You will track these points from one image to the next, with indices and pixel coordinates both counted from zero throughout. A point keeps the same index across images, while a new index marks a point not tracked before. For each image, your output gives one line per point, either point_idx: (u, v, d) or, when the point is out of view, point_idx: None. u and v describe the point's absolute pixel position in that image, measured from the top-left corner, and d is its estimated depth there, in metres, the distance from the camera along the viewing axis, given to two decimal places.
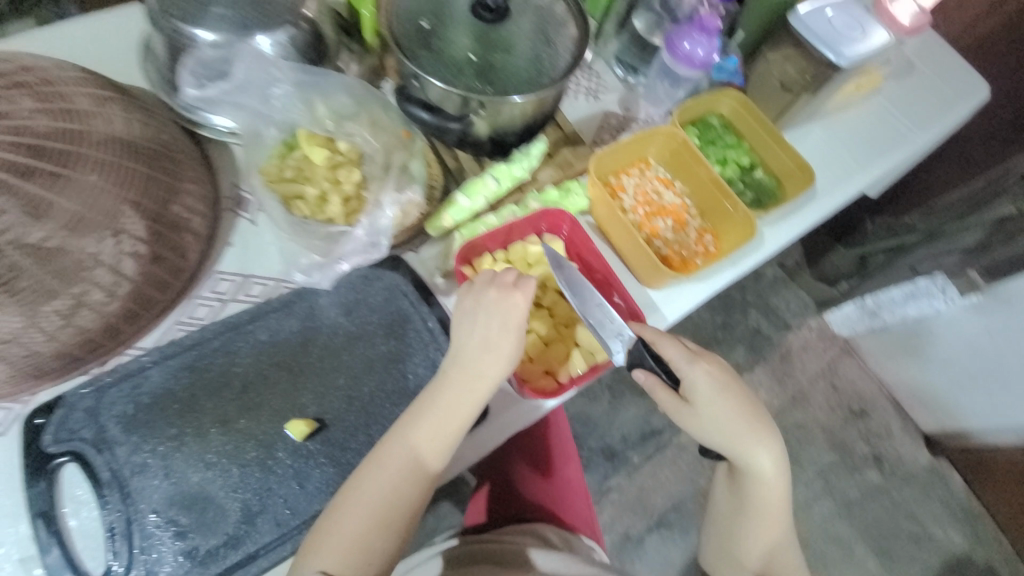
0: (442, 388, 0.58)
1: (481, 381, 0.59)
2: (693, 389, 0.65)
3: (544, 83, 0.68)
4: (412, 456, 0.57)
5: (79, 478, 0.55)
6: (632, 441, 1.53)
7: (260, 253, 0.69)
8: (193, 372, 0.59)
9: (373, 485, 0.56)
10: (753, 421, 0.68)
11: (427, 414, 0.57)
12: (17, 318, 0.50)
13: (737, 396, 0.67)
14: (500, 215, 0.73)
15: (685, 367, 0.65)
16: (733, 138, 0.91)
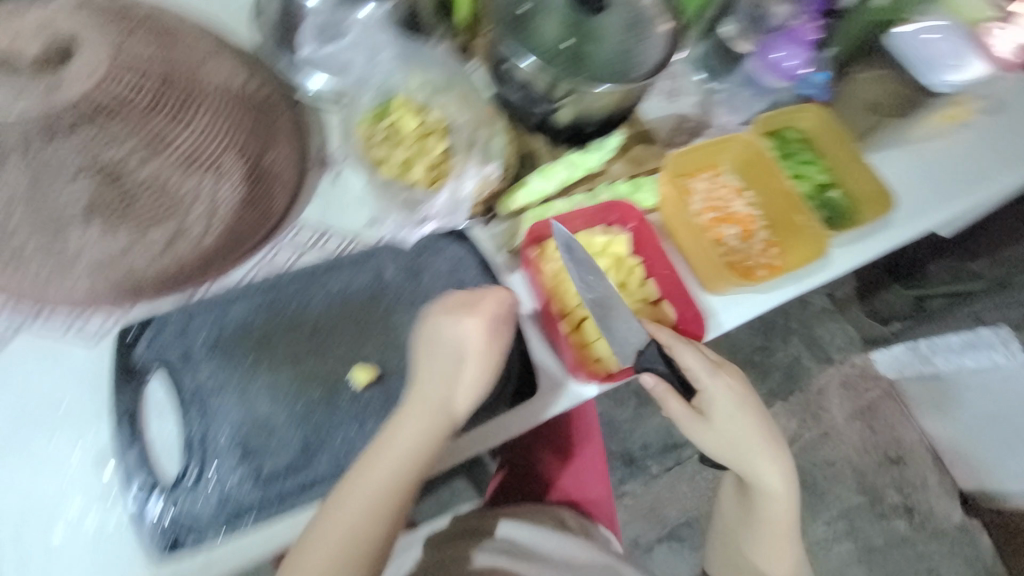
0: (427, 389, 0.58)
1: (472, 381, 0.59)
2: (710, 404, 0.68)
3: (631, 76, 0.67)
4: (397, 459, 0.56)
5: (161, 391, 0.59)
6: (653, 450, 1.52)
7: (338, 209, 0.72)
8: (270, 310, 0.63)
9: (358, 493, 0.55)
10: (767, 434, 0.70)
11: (412, 413, 0.57)
12: (128, 237, 0.57)
13: (751, 409, 0.69)
14: (570, 202, 0.74)
15: (701, 379, 0.66)
16: (811, 154, 0.88)
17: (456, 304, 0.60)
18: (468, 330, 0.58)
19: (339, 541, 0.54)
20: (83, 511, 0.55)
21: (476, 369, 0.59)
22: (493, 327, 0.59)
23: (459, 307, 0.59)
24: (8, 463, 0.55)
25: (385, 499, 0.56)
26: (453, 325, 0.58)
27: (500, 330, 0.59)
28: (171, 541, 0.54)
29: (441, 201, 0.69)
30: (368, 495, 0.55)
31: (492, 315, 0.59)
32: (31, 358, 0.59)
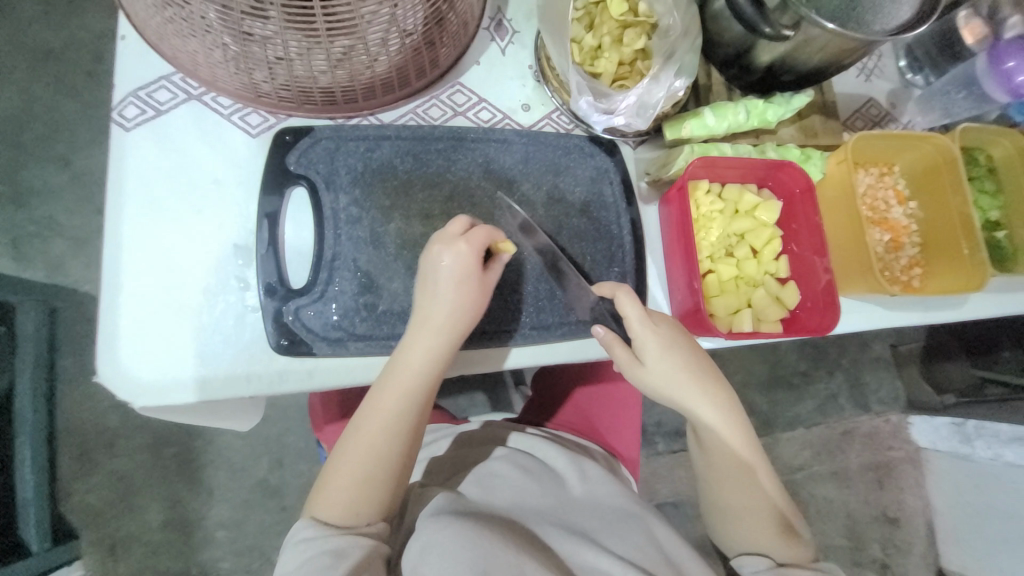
0: (437, 315, 0.55)
1: (459, 312, 0.55)
2: (663, 367, 0.60)
3: (870, 26, 0.58)
4: (418, 379, 0.55)
5: (305, 202, 0.61)
6: (665, 429, 1.29)
7: (499, 82, 0.68)
8: (415, 161, 0.62)
9: (384, 403, 0.55)
10: (700, 370, 0.61)
11: (428, 335, 0.55)
12: (296, 45, 0.49)
13: (704, 361, 0.62)
14: (735, 149, 0.68)
15: (640, 327, 0.59)
16: (993, 185, 0.78)
17: (443, 234, 0.56)
18: (441, 260, 0.54)
19: (371, 449, 0.55)
20: (216, 288, 0.56)
21: (471, 304, 0.56)
22: (471, 263, 0.55)
23: (441, 238, 0.56)
24: (154, 219, 0.57)
25: (405, 415, 0.56)
26: (434, 253, 0.55)
27: (477, 270, 0.56)
28: (289, 340, 0.55)
29: (628, 103, 0.59)
30: (391, 407, 0.55)
31: (467, 250, 0.55)
32: (189, 128, 0.60)
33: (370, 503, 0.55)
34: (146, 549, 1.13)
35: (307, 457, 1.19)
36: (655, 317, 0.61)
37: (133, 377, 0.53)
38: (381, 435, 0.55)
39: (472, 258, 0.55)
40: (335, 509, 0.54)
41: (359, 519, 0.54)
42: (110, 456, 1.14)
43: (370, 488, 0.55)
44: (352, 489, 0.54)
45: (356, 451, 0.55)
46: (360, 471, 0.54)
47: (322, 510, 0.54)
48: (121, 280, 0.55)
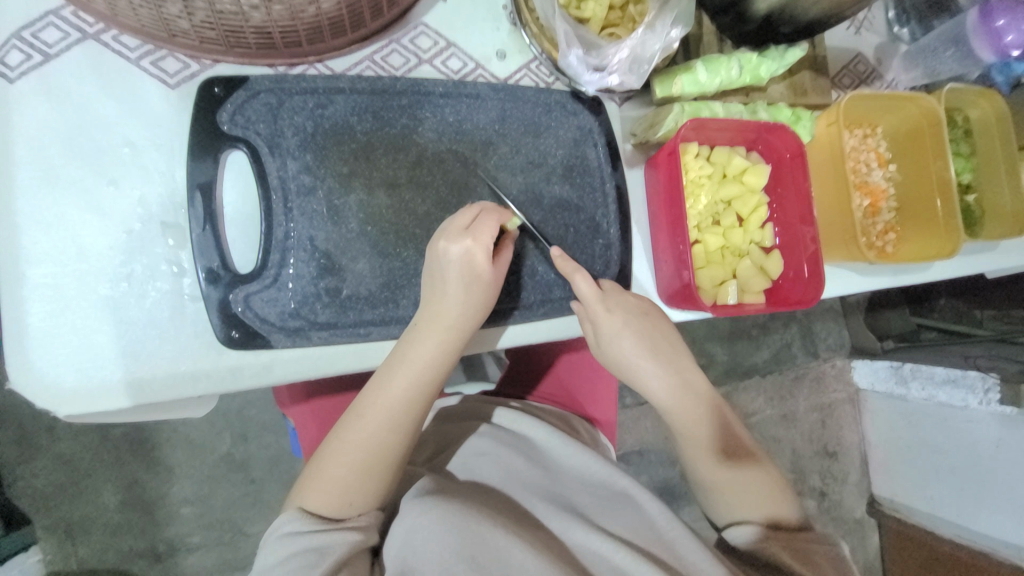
0: (447, 312, 0.51)
1: (471, 311, 0.52)
2: (617, 350, 0.60)
3: None
4: (422, 376, 0.52)
5: (243, 169, 0.52)
6: (633, 385, 1.30)
7: (470, 24, 0.59)
8: (375, 120, 0.54)
9: (385, 398, 0.52)
10: (656, 349, 0.61)
11: (436, 331, 0.52)
12: None
13: (657, 340, 0.61)
14: (726, 109, 0.64)
15: (593, 308, 0.58)
16: (966, 149, 0.78)
17: (452, 224, 0.51)
18: (453, 253, 0.50)
19: (370, 443, 0.52)
20: (145, 274, 0.48)
21: (482, 302, 0.53)
22: (484, 259, 0.51)
23: (451, 228, 0.51)
24: (55, 193, 0.47)
25: (407, 413, 0.53)
26: (445, 244, 0.50)
27: (490, 266, 0.52)
28: (241, 333, 0.49)
29: (621, 57, 0.52)
30: (393, 404, 0.52)
31: (482, 244, 0.50)
32: (87, 77, 0.49)
33: (364, 496, 0.52)
34: (105, 531, 1.07)
35: (272, 429, 1.14)
36: (608, 298, 0.59)
37: (54, 384, 0.46)
38: (381, 430, 0.52)
39: (487, 254, 0.51)
40: (325, 501, 0.51)
41: (349, 510, 0.51)
42: (53, 440, 1.06)
43: (366, 482, 0.52)
44: (348, 482, 0.51)
45: (353, 445, 0.52)
46: (356, 465, 0.51)
47: (312, 501, 0.51)
48: (22, 269, 0.46)
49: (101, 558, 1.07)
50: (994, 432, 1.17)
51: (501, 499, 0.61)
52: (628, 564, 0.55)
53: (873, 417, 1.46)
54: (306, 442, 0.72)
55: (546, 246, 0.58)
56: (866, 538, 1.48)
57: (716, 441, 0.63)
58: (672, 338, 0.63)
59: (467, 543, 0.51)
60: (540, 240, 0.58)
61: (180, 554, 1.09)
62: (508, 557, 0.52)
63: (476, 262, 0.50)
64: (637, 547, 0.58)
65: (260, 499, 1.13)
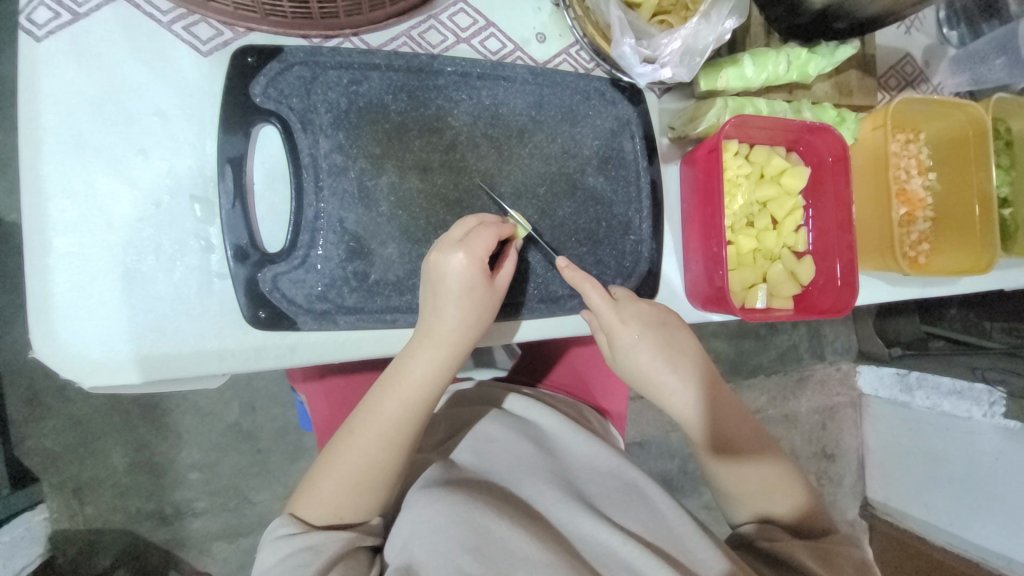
0: (443, 327, 0.50)
1: (468, 326, 0.51)
2: (642, 364, 0.60)
3: None
4: (416, 391, 0.52)
5: (274, 144, 0.50)
6: None
7: (511, 3, 0.56)
8: (410, 100, 0.52)
9: (378, 415, 0.52)
10: (687, 367, 0.62)
11: (431, 344, 0.51)
12: None
13: (684, 360, 0.61)
14: (770, 106, 0.62)
15: (613, 327, 0.57)
16: (1007, 161, 0.75)
17: (447, 235, 0.49)
18: (452, 264, 0.48)
19: (361, 460, 0.52)
20: (172, 248, 0.47)
21: (480, 315, 0.51)
22: (480, 271, 0.49)
23: (446, 239, 0.49)
24: (83, 159, 0.46)
25: (400, 430, 0.52)
26: (440, 256, 0.49)
27: (485, 278, 0.50)
28: (267, 313, 0.48)
29: (674, 48, 0.49)
30: (386, 420, 0.52)
31: (476, 256, 0.48)
32: (117, 39, 0.47)
33: (356, 508, 0.52)
34: (113, 492, 1.09)
35: (279, 401, 1.14)
36: (637, 313, 0.57)
37: (79, 354, 0.45)
38: (374, 447, 0.52)
39: (481, 267, 0.49)
40: (318, 510, 0.52)
41: (343, 520, 0.52)
42: (63, 401, 1.06)
43: (356, 496, 0.52)
44: (337, 497, 0.52)
45: (343, 460, 0.52)
46: (346, 482, 0.52)
47: (304, 509, 0.52)
48: (48, 237, 0.45)
49: (108, 518, 1.08)
50: (995, 445, 1.17)
51: (511, 487, 0.61)
52: (634, 558, 0.55)
53: (874, 422, 1.47)
54: (318, 421, 0.72)
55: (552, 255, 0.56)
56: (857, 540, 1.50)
57: (745, 443, 0.62)
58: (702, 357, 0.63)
59: (472, 536, 0.52)
60: (547, 250, 0.56)
61: (185, 517, 1.11)
62: (514, 547, 0.52)
63: (473, 274, 0.48)
64: (644, 541, 0.58)
65: (266, 469, 1.14)
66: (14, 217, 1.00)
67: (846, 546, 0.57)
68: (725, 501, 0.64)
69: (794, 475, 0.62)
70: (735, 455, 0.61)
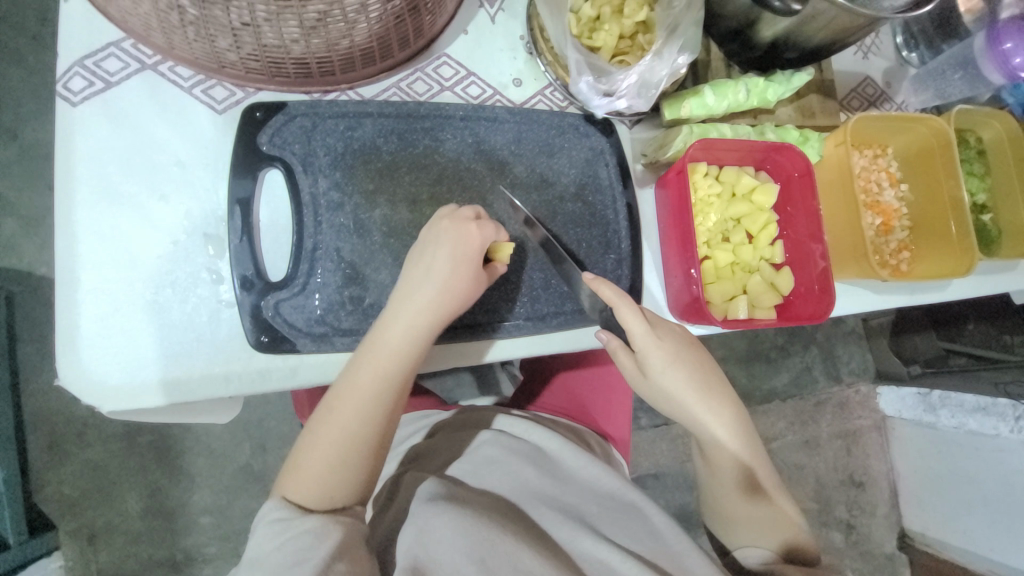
0: (427, 293, 0.52)
1: (452, 294, 0.53)
2: (667, 382, 0.61)
3: (861, 10, 0.54)
4: (398, 359, 0.52)
5: (278, 186, 0.56)
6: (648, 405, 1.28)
7: (489, 54, 0.63)
8: (400, 141, 0.58)
9: (357, 382, 0.52)
10: (707, 386, 0.63)
11: (414, 310, 0.52)
12: (263, 8, 0.44)
13: (706, 376, 0.63)
14: (734, 130, 0.66)
15: (641, 341, 0.59)
16: (979, 168, 0.78)
17: (444, 213, 0.54)
18: (444, 235, 0.53)
19: (345, 432, 0.52)
20: (186, 281, 0.52)
21: (464, 283, 0.54)
22: (473, 243, 0.54)
23: (438, 216, 0.54)
24: (110, 206, 0.52)
25: (380, 394, 0.52)
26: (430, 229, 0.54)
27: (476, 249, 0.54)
28: (269, 338, 0.52)
29: (630, 82, 0.55)
30: (366, 387, 0.52)
31: (460, 222, 0.53)
32: (145, 103, 0.54)
33: (340, 484, 0.51)
34: (126, 538, 1.10)
35: (291, 440, 1.16)
36: (658, 329, 0.60)
37: (101, 382, 0.49)
38: (357, 419, 0.52)
39: (476, 240, 0.54)
40: (302, 487, 0.51)
41: (327, 499, 0.51)
42: (82, 446, 1.10)
43: (337, 470, 0.51)
44: (321, 472, 0.51)
45: (327, 432, 0.52)
46: (331, 455, 0.51)
47: (291, 487, 0.51)
48: (78, 275, 0.50)
49: (120, 565, 1.09)
50: None
51: (510, 506, 0.62)
52: (633, 573, 0.55)
53: (901, 445, 1.41)
54: None
55: (576, 271, 0.59)
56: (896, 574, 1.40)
57: (744, 472, 0.64)
58: (718, 375, 0.65)
59: (475, 547, 0.53)
60: (572, 264, 0.59)
61: (196, 563, 1.11)
62: (513, 563, 0.53)
63: (453, 239, 0.52)
64: (643, 558, 0.57)
65: None
66: (43, 271, 1.08)
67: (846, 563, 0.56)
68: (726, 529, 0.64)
69: (791, 518, 0.62)
70: (732, 483, 0.64)
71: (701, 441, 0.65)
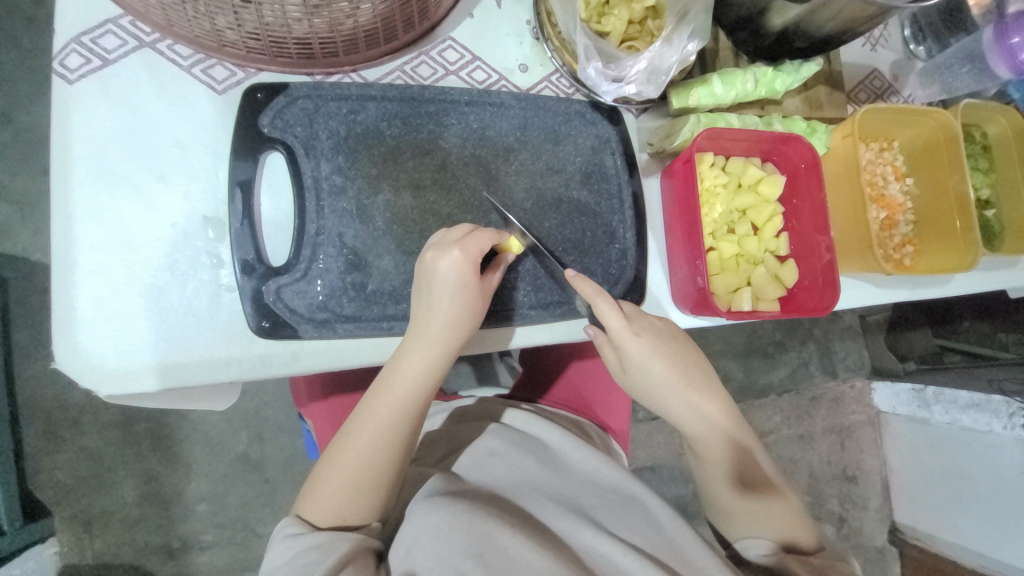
0: (432, 324, 0.52)
1: (456, 325, 0.53)
2: (647, 375, 0.61)
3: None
4: (410, 391, 0.54)
5: (280, 170, 0.55)
6: None
7: (495, 38, 0.62)
8: (404, 126, 0.57)
9: (374, 414, 0.54)
10: (690, 380, 0.63)
11: (425, 345, 0.53)
12: None
13: (689, 366, 0.63)
14: (742, 120, 0.66)
15: (622, 338, 0.58)
16: (984, 164, 0.78)
17: (444, 237, 0.53)
18: (445, 265, 0.51)
19: (360, 462, 0.54)
20: (186, 265, 0.51)
21: (468, 314, 0.54)
22: (471, 269, 0.52)
23: (443, 240, 0.52)
24: (108, 187, 0.51)
25: (395, 426, 0.54)
26: (435, 255, 0.52)
27: (476, 277, 0.53)
28: (271, 323, 0.51)
29: (639, 68, 0.54)
30: (382, 418, 0.54)
31: (471, 255, 0.52)
32: (143, 82, 0.53)
33: (358, 510, 0.54)
34: (122, 526, 1.09)
35: (288, 429, 1.16)
36: (634, 325, 0.59)
37: (98, 365, 0.49)
38: (370, 449, 0.54)
39: (473, 265, 0.52)
40: (321, 511, 0.54)
41: (346, 522, 0.54)
42: (78, 433, 1.09)
43: (357, 497, 0.54)
44: (339, 499, 0.54)
45: (343, 461, 0.54)
46: (346, 483, 0.54)
47: (310, 510, 0.54)
48: (74, 257, 0.49)
49: (116, 552, 1.09)
50: (1017, 458, 1.12)
51: (510, 498, 0.62)
52: (634, 566, 0.55)
53: (894, 440, 1.42)
54: (322, 439, 0.74)
55: (559, 268, 0.58)
56: (886, 567, 1.42)
57: (744, 471, 0.64)
58: (703, 365, 0.65)
59: (476, 541, 0.52)
60: (552, 261, 0.57)
61: (192, 551, 1.11)
62: (515, 556, 0.53)
63: (461, 273, 0.51)
64: (644, 550, 0.57)
65: (273, 499, 1.14)
66: (38, 256, 1.07)
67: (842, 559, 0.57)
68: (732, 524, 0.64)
69: (794, 508, 0.63)
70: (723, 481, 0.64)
71: (687, 436, 0.65)
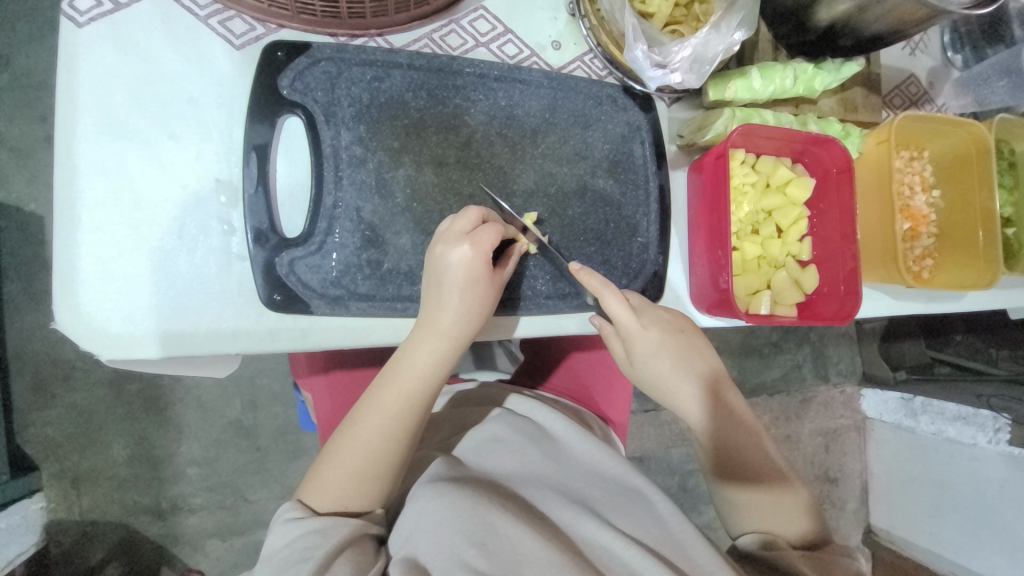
0: (442, 318, 0.51)
1: (468, 319, 0.52)
2: (653, 369, 0.62)
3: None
4: (418, 383, 0.54)
5: (297, 135, 0.53)
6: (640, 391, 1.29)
7: (530, 10, 0.59)
8: (430, 98, 0.54)
9: (382, 404, 0.54)
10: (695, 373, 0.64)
11: (433, 339, 0.52)
12: None
13: (694, 363, 0.63)
14: (777, 117, 0.63)
15: (628, 326, 0.57)
16: (1011, 181, 0.76)
17: (451, 228, 0.51)
18: (458, 260, 0.49)
19: (365, 452, 0.53)
20: (195, 230, 0.49)
21: (480, 308, 0.53)
22: (484, 263, 0.51)
23: (451, 232, 0.50)
24: (115, 142, 0.48)
25: (401, 417, 0.54)
26: (444, 249, 0.50)
27: (488, 271, 0.51)
28: (283, 296, 0.50)
29: (684, 55, 0.51)
30: (389, 408, 0.54)
31: (482, 249, 0.50)
32: (156, 31, 0.49)
33: (361, 497, 0.54)
34: (111, 484, 1.09)
35: (281, 400, 1.15)
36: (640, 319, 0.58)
37: (101, 328, 0.47)
38: (375, 438, 0.54)
39: (485, 260, 0.50)
40: (323, 497, 0.54)
41: (349, 509, 0.54)
42: (67, 390, 1.07)
43: (360, 484, 0.54)
44: (343, 485, 0.54)
45: (348, 449, 0.54)
46: (349, 472, 0.53)
47: (311, 496, 0.54)
48: (78, 213, 0.47)
49: (104, 509, 1.08)
50: (999, 472, 1.14)
51: (511, 487, 0.61)
52: (635, 561, 0.54)
53: (877, 446, 1.44)
54: (320, 414, 0.72)
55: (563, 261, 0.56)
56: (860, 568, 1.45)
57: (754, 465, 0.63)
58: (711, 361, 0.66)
59: (476, 528, 0.52)
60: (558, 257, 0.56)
61: (181, 513, 1.11)
62: (516, 545, 0.52)
63: (474, 268, 0.50)
64: (646, 544, 0.57)
65: (264, 467, 1.14)
66: (33, 207, 1.03)
67: (845, 557, 0.56)
68: (735, 515, 0.62)
69: (805, 503, 0.61)
70: (738, 472, 0.62)
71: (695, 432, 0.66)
